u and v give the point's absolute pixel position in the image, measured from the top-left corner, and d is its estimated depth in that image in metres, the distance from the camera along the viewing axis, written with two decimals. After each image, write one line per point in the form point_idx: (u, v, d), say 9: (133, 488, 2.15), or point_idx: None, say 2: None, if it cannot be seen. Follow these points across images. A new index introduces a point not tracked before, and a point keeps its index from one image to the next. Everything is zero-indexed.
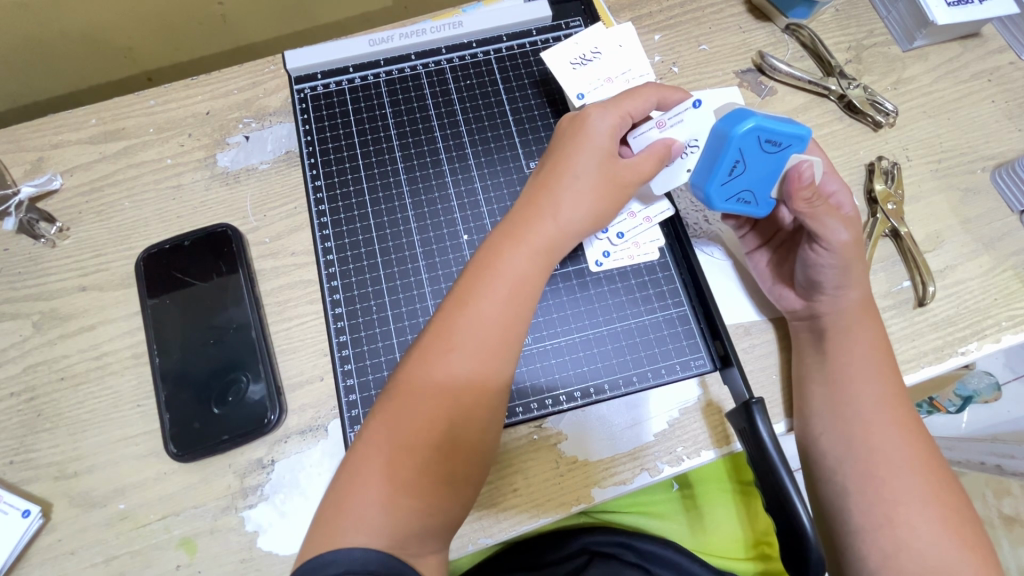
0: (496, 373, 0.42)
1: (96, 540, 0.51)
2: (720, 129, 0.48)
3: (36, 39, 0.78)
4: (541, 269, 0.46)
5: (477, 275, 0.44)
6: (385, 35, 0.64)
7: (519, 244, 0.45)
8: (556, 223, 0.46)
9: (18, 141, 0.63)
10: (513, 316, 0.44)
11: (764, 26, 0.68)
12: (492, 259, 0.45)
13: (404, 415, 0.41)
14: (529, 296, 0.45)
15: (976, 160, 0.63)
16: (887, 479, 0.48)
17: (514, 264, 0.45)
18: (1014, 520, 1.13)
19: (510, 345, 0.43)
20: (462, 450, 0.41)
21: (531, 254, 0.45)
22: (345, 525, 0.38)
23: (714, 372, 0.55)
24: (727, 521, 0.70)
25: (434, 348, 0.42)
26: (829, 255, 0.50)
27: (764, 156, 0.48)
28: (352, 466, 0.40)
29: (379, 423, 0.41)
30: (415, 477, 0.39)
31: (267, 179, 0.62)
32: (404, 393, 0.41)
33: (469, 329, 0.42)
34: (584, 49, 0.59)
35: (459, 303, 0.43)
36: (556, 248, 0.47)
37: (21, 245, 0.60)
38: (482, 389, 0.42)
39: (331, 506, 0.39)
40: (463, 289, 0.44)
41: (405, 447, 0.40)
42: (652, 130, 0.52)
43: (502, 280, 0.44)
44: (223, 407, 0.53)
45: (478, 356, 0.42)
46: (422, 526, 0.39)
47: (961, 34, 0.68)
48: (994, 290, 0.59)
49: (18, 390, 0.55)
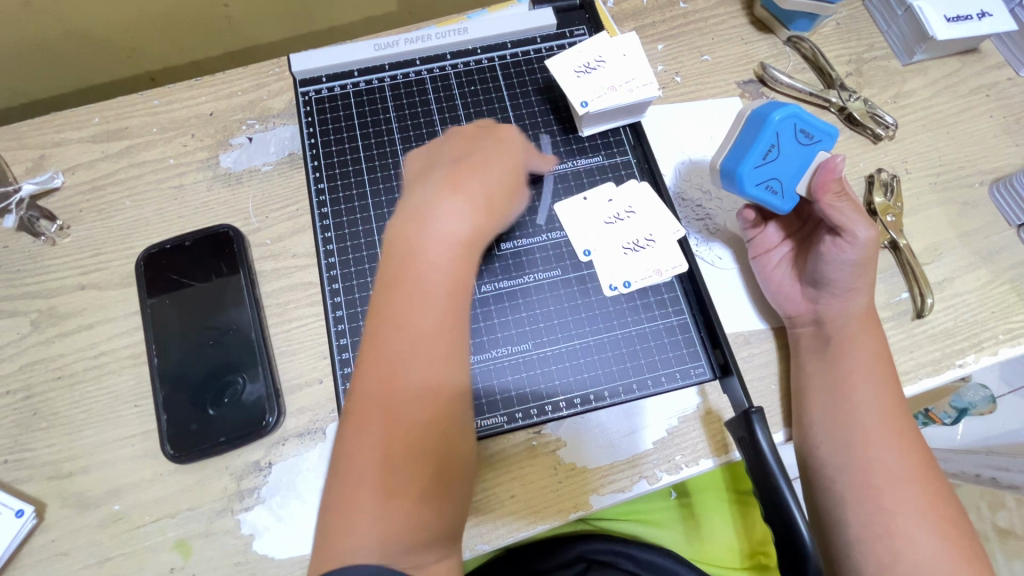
0: (449, 377, 0.41)
1: (88, 542, 0.51)
2: (756, 116, 0.51)
3: (42, 39, 0.79)
4: (465, 256, 0.44)
5: (401, 286, 0.42)
6: (390, 40, 0.65)
7: (439, 234, 0.43)
8: (473, 208, 0.45)
9: (20, 138, 0.63)
10: (453, 309, 0.42)
11: (766, 38, 0.69)
12: (411, 262, 0.42)
13: (375, 435, 0.39)
14: (462, 287, 0.43)
15: (974, 174, 0.64)
16: (885, 490, 0.48)
17: (440, 255, 0.42)
18: (1008, 533, 1.14)
19: (455, 342, 0.42)
20: (447, 456, 0.40)
21: (455, 241, 0.43)
22: (348, 547, 0.37)
23: (714, 381, 0.55)
24: (724, 530, 0.69)
25: (380, 373, 0.41)
26: (851, 251, 0.51)
27: (799, 146, 0.51)
28: (338, 503, 0.39)
29: (351, 449, 0.40)
30: (411, 492, 0.39)
31: (269, 181, 0.62)
32: (370, 417, 0.40)
33: (410, 342, 0.40)
34: (589, 57, 0.58)
35: (388, 321, 0.41)
36: (481, 232, 0.45)
37: (21, 243, 0.60)
38: (438, 396, 0.41)
39: (328, 527, 0.39)
40: (393, 305, 0.41)
41: (390, 465, 0.39)
42: (616, 206, 0.59)
43: (428, 278, 0.42)
44: (219, 408, 0.53)
45: (427, 361, 0.41)
46: (431, 531, 0.39)
47: (960, 50, 0.68)
48: (991, 303, 0.59)
49: (14, 387, 0.55)
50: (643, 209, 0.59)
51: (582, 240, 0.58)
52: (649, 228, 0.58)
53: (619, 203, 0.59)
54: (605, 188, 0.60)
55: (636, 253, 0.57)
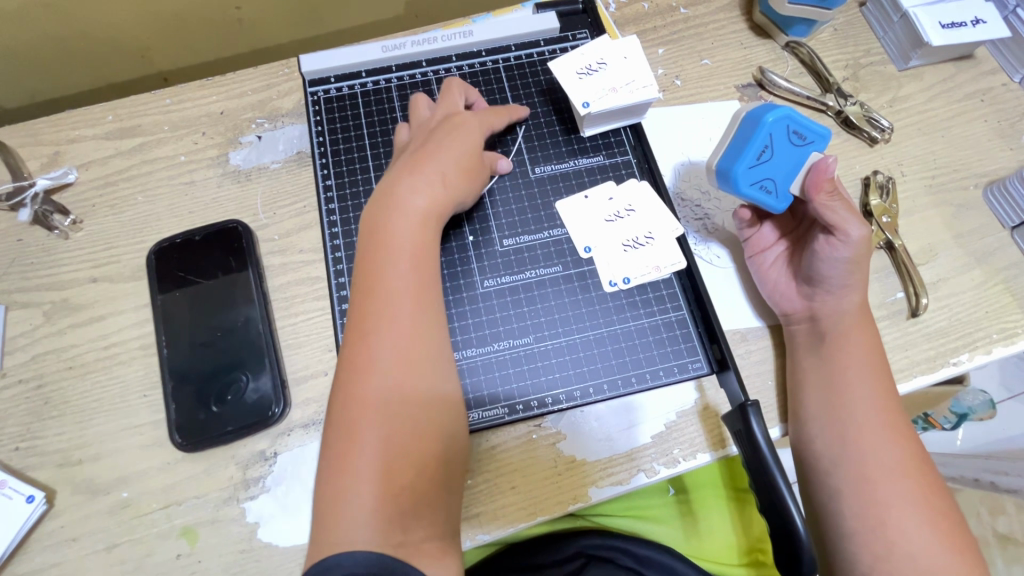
0: (417, 340, 0.45)
1: (96, 528, 0.52)
2: (749, 119, 0.53)
3: (57, 41, 0.81)
4: (426, 230, 0.49)
5: (373, 258, 0.47)
6: (398, 42, 0.66)
7: (402, 213, 0.48)
8: (435, 189, 0.50)
9: (36, 134, 0.65)
10: (420, 279, 0.47)
11: (764, 43, 0.70)
12: (380, 242, 0.48)
13: (355, 399, 0.43)
14: (427, 257, 0.48)
15: (969, 177, 0.65)
16: (878, 483, 0.49)
17: (406, 232, 0.48)
18: (1008, 539, 1.11)
19: (420, 307, 0.46)
20: (420, 415, 0.43)
21: (418, 219, 0.49)
22: (342, 510, 0.40)
23: (711, 376, 0.56)
24: (721, 527, 0.70)
25: (358, 337, 0.45)
26: (843, 248, 0.53)
27: (792, 147, 0.53)
28: (326, 466, 0.42)
29: (336, 408, 0.43)
30: (396, 450, 0.42)
31: (278, 178, 0.63)
32: (350, 385, 0.43)
33: (381, 307, 0.45)
34: (591, 59, 0.59)
35: (363, 291, 0.46)
36: (442, 209, 0.51)
37: (34, 236, 0.61)
38: (408, 356, 0.44)
39: (321, 494, 0.41)
40: (366, 276, 0.47)
41: (373, 428, 0.42)
42: (617, 204, 0.60)
43: (395, 250, 0.47)
44: (221, 405, 0.54)
45: (394, 325, 0.45)
46: (421, 493, 0.42)
47: (955, 55, 0.70)
48: (985, 303, 0.60)
49: (26, 377, 0.56)
50: (643, 207, 0.60)
51: (583, 237, 0.59)
52: (648, 226, 0.59)
53: (620, 202, 0.60)
54: (607, 186, 0.61)
55: (635, 250, 0.58)
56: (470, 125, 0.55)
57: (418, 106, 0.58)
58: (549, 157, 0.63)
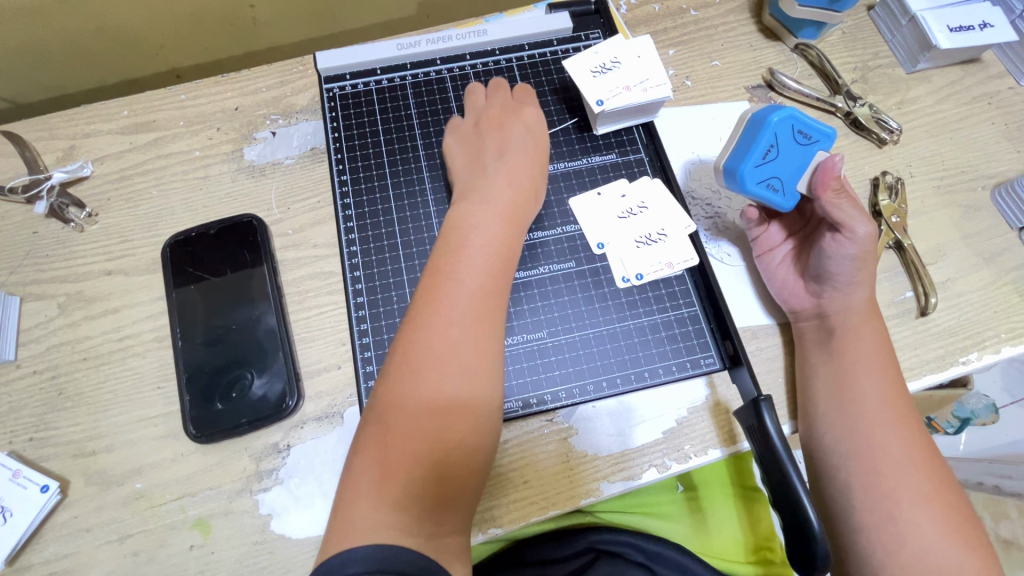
0: (492, 338, 0.46)
1: (110, 519, 0.52)
2: (755, 119, 0.54)
3: (73, 38, 0.81)
4: (503, 233, 0.51)
5: (454, 251, 0.49)
6: (413, 40, 0.67)
7: (486, 216, 0.51)
8: (510, 195, 0.53)
9: (52, 128, 0.65)
10: (500, 278, 0.49)
11: (774, 45, 0.71)
12: (465, 237, 0.50)
13: (419, 379, 0.44)
14: (507, 259, 0.50)
15: (977, 178, 0.66)
16: (889, 478, 0.49)
17: (487, 232, 0.50)
18: (1011, 544, 1.15)
19: (500, 306, 0.48)
20: (482, 410, 0.44)
21: (501, 221, 0.51)
22: (379, 491, 0.40)
23: (722, 371, 0.56)
24: (729, 524, 0.70)
25: (432, 321, 0.45)
26: (849, 246, 0.53)
27: (797, 147, 0.53)
28: (371, 444, 0.43)
29: (395, 386, 0.44)
30: (456, 436, 0.43)
31: (292, 173, 0.64)
32: (417, 366, 0.44)
33: (460, 297, 0.46)
34: (604, 58, 0.60)
35: (443, 279, 0.47)
36: (518, 216, 0.53)
37: (50, 229, 0.61)
38: (480, 350, 0.45)
39: (358, 475, 0.42)
40: (446, 265, 0.48)
41: (438, 410, 0.43)
42: (629, 201, 0.61)
43: (477, 247, 0.49)
44: (228, 402, 0.54)
45: (473, 318, 0.46)
46: (463, 483, 0.43)
47: (962, 59, 0.71)
48: (993, 303, 0.60)
49: (41, 367, 0.56)
50: (654, 205, 0.60)
51: (596, 234, 0.60)
52: (661, 223, 0.60)
53: (632, 200, 0.61)
54: (620, 184, 0.62)
55: (648, 246, 0.59)
56: (539, 135, 0.58)
57: (478, 100, 0.61)
58: (562, 155, 0.63)
